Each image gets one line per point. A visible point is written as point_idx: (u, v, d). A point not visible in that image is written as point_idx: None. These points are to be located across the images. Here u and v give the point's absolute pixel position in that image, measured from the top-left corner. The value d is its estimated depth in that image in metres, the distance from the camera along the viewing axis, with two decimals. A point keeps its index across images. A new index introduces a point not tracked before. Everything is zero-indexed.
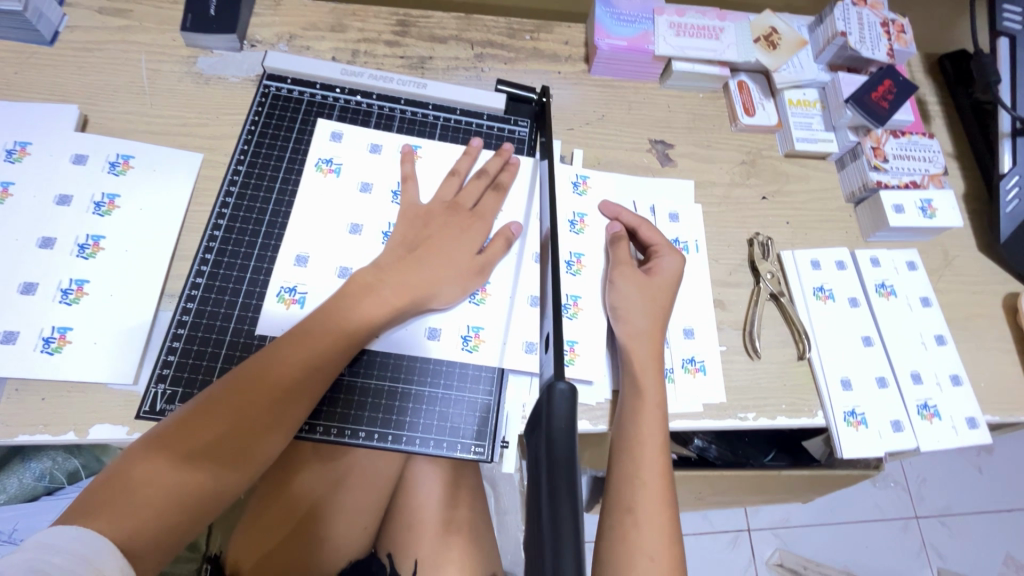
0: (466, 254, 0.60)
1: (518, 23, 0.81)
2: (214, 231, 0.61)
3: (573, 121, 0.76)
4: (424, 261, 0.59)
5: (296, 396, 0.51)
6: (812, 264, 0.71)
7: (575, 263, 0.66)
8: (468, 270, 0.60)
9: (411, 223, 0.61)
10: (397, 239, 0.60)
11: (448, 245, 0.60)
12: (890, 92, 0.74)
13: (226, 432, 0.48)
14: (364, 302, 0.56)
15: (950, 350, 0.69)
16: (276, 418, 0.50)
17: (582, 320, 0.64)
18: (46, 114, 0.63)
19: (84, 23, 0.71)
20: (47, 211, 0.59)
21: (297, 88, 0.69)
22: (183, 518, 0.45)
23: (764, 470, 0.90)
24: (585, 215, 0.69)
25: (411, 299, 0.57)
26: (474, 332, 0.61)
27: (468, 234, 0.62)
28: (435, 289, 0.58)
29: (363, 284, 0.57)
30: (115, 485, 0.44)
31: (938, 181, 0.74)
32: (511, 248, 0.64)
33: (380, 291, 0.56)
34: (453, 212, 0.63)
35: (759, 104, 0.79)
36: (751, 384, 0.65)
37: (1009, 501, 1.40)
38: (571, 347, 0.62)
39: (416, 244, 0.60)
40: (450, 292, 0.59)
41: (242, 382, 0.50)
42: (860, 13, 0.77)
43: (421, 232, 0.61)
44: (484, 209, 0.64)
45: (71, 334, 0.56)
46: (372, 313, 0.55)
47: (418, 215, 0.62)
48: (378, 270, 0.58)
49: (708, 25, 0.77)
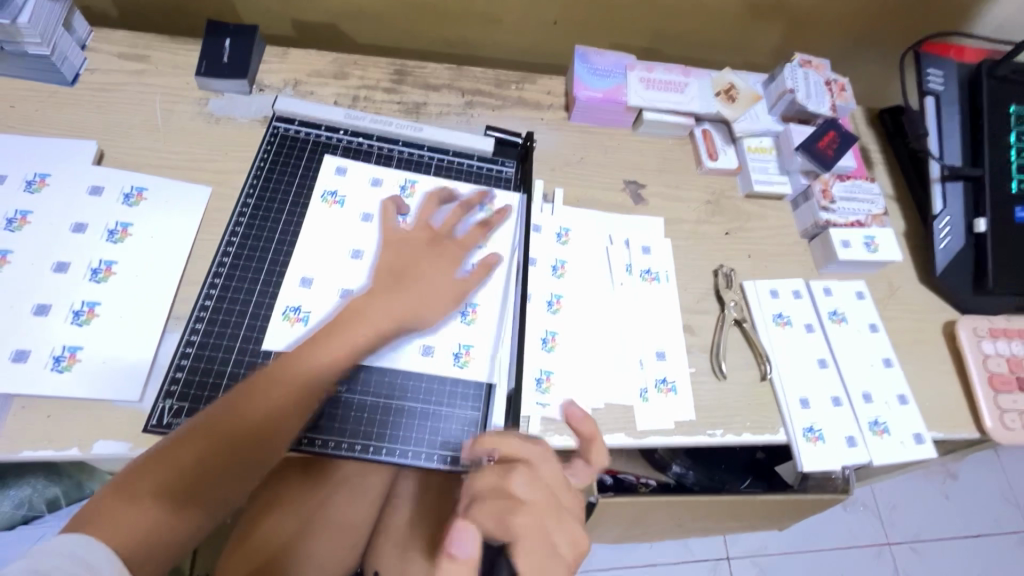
0: (452, 280, 0.63)
1: (505, 74, 0.89)
2: (223, 258, 0.66)
3: (554, 162, 0.83)
4: (412, 289, 0.61)
5: (282, 420, 0.55)
6: (771, 293, 0.78)
7: (554, 303, 0.72)
8: (452, 296, 0.63)
9: (395, 252, 0.64)
10: (388, 267, 0.62)
11: (432, 275, 0.63)
12: (835, 142, 0.83)
13: (224, 446, 0.51)
14: (359, 326, 0.58)
15: (897, 371, 0.76)
16: (264, 439, 0.53)
17: (559, 355, 0.69)
18: (66, 149, 0.68)
19: (104, 66, 0.77)
20: (62, 237, 0.63)
21: (303, 129, 0.75)
22: (174, 533, 0.47)
23: (739, 496, 0.95)
24: (565, 262, 0.75)
25: (399, 324, 0.60)
26: (464, 350, 0.66)
27: (449, 259, 0.64)
28: (423, 314, 0.61)
29: (356, 311, 0.59)
30: (113, 503, 0.46)
31: (880, 220, 0.83)
32: (490, 274, 0.68)
33: (373, 317, 0.59)
34: (432, 238, 0.66)
35: (722, 150, 0.87)
36: (719, 403, 0.71)
37: (975, 526, 1.46)
38: (547, 377, 0.67)
39: (403, 272, 0.62)
40: (438, 316, 0.62)
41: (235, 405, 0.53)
42: (806, 73, 0.87)
43: (407, 261, 0.63)
44: (465, 237, 0.67)
45: (81, 352, 0.59)
46: (358, 340, 0.58)
47: (397, 246, 0.64)
48: (371, 298, 0.60)
49: (674, 80, 0.86)
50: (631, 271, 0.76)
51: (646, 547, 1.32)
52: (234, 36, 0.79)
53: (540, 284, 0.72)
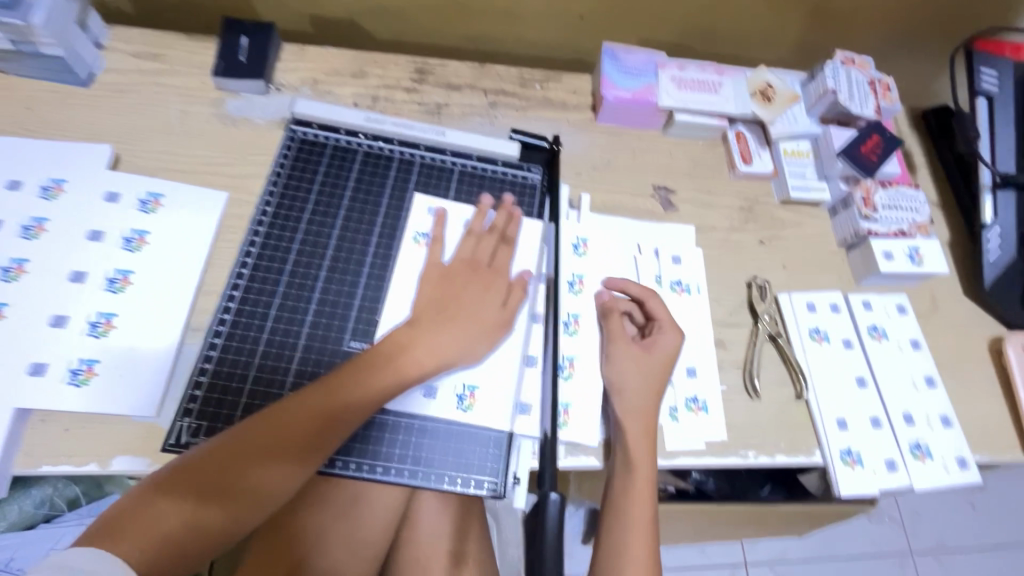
0: (492, 311, 0.63)
1: (529, 73, 0.86)
2: (241, 270, 0.64)
3: (580, 166, 0.80)
4: (452, 325, 0.61)
5: (311, 439, 0.53)
6: (808, 307, 0.75)
7: (571, 323, 0.69)
8: (491, 325, 0.63)
9: (438, 283, 0.64)
10: (431, 298, 0.63)
11: (474, 306, 0.63)
12: (878, 147, 0.78)
13: (260, 454, 0.51)
14: (402, 362, 0.58)
15: (940, 391, 0.73)
16: (293, 455, 0.52)
17: (577, 381, 0.66)
18: (81, 154, 0.67)
19: (119, 66, 0.75)
20: (79, 246, 0.62)
21: (322, 133, 0.73)
22: (197, 537, 0.47)
23: (761, 505, 0.92)
24: (582, 276, 0.71)
25: (440, 362, 0.59)
26: (469, 391, 0.62)
27: (491, 291, 0.64)
28: (463, 350, 0.61)
29: (398, 343, 0.59)
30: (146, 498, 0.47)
31: (924, 230, 0.78)
32: (526, 296, 0.67)
33: (415, 352, 0.59)
34: (474, 270, 0.65)
35: (756, 154, 0.83)
36: (751, 422, 0.68)
37: (1003, 538, 1.41)
38: (564, 410, 0.64)
39: (446, 305, 0.62)
40: (477, 352, 0.61)
41: (280, 414, 0.53)
42: (849, 72, 0.82)
43: (449, 293, 0.63)
44: (499, 265, 0.67)
45: (98, 366, 0.57)
46: (394, 369, 0.57)
47: (442, 274, 0.65)
48: (414, 332, 0.60)
49: (707, 79, 0.82)
50: (661, 283, 0.73)
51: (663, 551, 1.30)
52: (251, 34, 0.76)
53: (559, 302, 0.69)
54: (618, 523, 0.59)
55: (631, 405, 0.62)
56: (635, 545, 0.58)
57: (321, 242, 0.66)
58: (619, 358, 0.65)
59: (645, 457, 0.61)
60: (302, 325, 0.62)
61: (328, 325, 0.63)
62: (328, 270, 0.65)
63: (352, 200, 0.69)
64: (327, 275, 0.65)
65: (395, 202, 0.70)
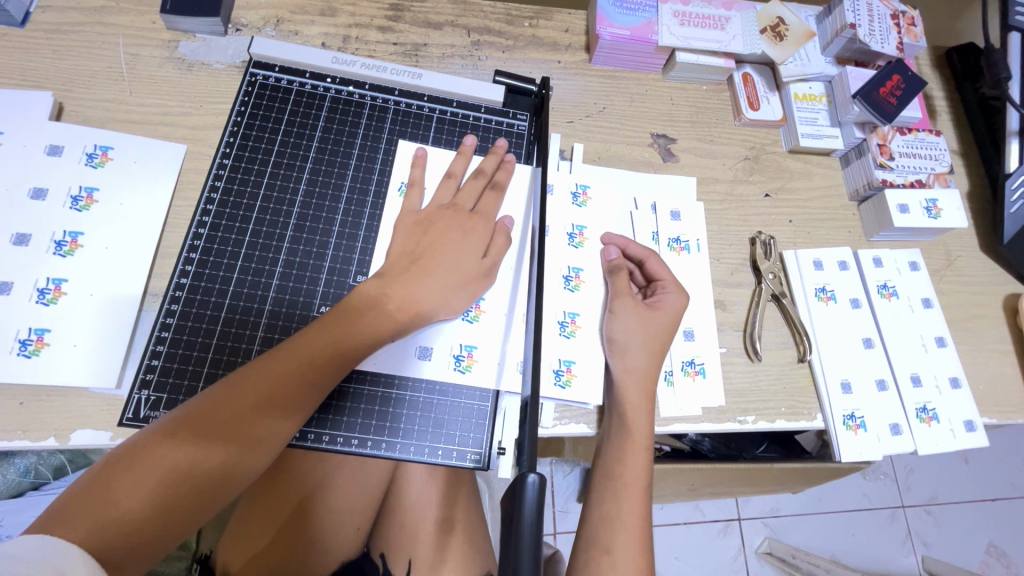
0: (472, 261, 0.58)
1: (517, 8, 0.78)
2: (198, 229, 0.58)
3: (573, 113, 0.73)
4: (426, 276, 0.56)
5: (297, 388, 0.49)
6: (815, 264, 0.70)
7: (573, 278, 0.64)
8: (474, 277, 0.58)
9: (410, 232, 0.59)
10: (402, 249, 0.58)
11: (454, 255, 0.58)
12: (898, 88, 0.72)
13: (229, 421, 0.47)
14: (369, 318, 0.53)
15: (950, 352, 0.69)
16: (280, 406, 0.49)
17: (580, 339, 0.62)
18: (19, 103, 0.60)
19: (58, 3, 0.67)
20: (21, 205, 0.56)
21: (285, 77, 0.66)
22: (168, 514, 0.43)
23: (757, 463, 0.90)
24: (584, 228, 0.66)
25: (416, 315, 0.55)
26: (466, 352, 0.58)
27: (471, 239, 0.59)
28: (443, 303, 0.56)
29: (369, 298, 0.54)
30: (106, 479, 0.42)
31: (943, 180, 0.73)
32: (511, 243, 0.62)
33: (387, 308, 0.54)
34: (453, 213, 0.60)
35: (764, 98, 0.76)
36: (751, 387, 0.65)
37: (994, 491, 1.42)
38: (568, 367, 0.60)
39: (417, 256, 0.57)
40: (459, 306, 0.57)
41: (248, 379, 0.49)
42: (870, 4, 0.74)
43: (420, 242, 0.58)
44: (485, 211, 0.61)
45: (48, 336, 0.53)
46: (375, 320, 0.53)
47: (417, 221, 0.60)
48: (384, 286, 0.55)
49: (713, 14, 0.74)
50: (658, 240, 0.68)
51: (657, 507, 1.31)
52: None
53: (556, 256, 0.64)
54: (612, 491, 0.56)
55: (632, 365, 0.59)
56: (627, 513, 0.55)
57: (286, 198, 0.61)
58: (623, 313, 0.60)
59: (640, 427, 0.57)
60: (266, 290, 0.57)
61: (295, 289, 0.58)
62: (296, 226, 0.60)
63: (318, 153, 0.63)
64: (293, 234, 0.60)
65: (366, 154, 0.64)
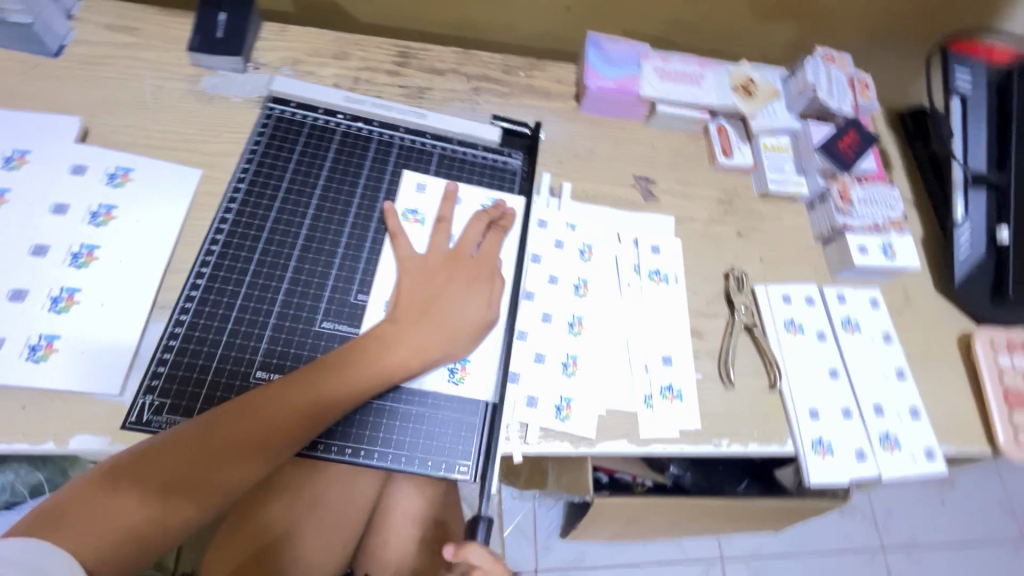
0: (477, 311, 0.62)
1: (514, 60, 0.85)
2: (211, 247, 0.62)
3: (562, 154, 0.80)
4: (437, 321, 0.60)
5: (282, 443, 0.52)
6: (783, 298, 0.76)
7: (576, 324, 0.68)
8: (482, 323, 0.62)
9: (418, 278, 0.63)
10: (412, 296, 0.61)
11: (460, 303, 0.62)
12: (856, 144, 0.80)
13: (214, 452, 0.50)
14: (381, 355, 0.57)
15: (910, 384, 0.74)
16: (256, 456, 0.52)
17: (580, 379, 0.65)
18: (48, 125, 0.65)
19: (92, 38, 0.73)
20: (42, 218, 0.60)
21: (300, 111, 0.72)
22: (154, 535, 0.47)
23: (738, 498, 0.92)
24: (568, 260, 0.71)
25: (423, 358, 0.59)
26: (460, 364, 0.63)
27: (478, 288, 0.64)
28: (449, 345, 0.60)
29: (383, 339, 0.58)
30: (91, 499, 0.46)
31: (899, 226, 0.79)
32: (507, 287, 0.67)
33: (396, 348, 0.58)
34: (455, 262, 0.64)
35: (737, 147, 0.84)
36: (725, 411, 0.68)
37: (971, 535, 1.44)
38: (567, 404, 0.64)
39: (429, 303, 0.61)
40: (462, 348, 0.61)
41: (237, 415, 0.52)
42: (828, 69, 0.83)
43: (431, 290, 0.62)
44: (487, 254, 0.66)
45: (58, 342, 0.56)
46: (373, 367, 0.56)
47: (423, 267, 0.63)
48: (394, 329, 0.59)
49: (689, 71, 0.83)
50: (639, 272, 0.73)
51: (640, 547, 1.31)
52: (230, 11, 0.75)
53: (562, 304, 0.69)
54: None
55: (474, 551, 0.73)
56: None
57: (296, 222, 0.65)
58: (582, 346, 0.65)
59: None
60: (273, 304, 0.61)
61: (300, 305, 0.61)
62: (305, 246, 0.64)
63: (327, 181, 0.68)
64: (301, 254, 0.64)
65: (372, 184, 0.69)
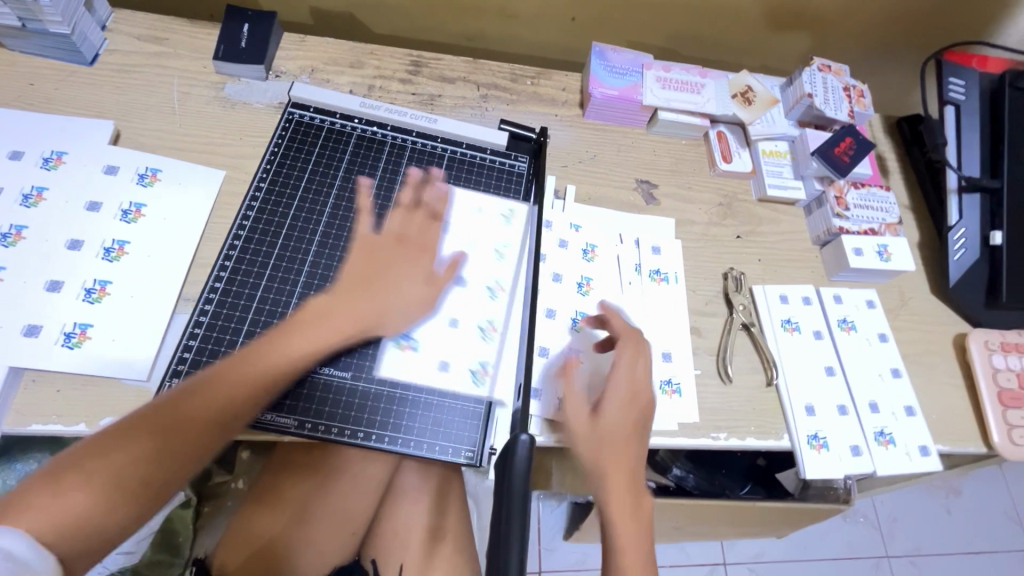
0: (419, 280, 0.62)
1: (521, 69, 0.89)
2: (233, 241, 0.66)
3: (567, 159, 0.83)
4: (380, 293, 0.59)
5: (246, 415, 0.52)
6: (781, 298, 0.78)
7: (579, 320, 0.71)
8: (423, 294, 0.62)
9: (360, 252, 0.61)
10: (353, 268, 0.60)
11: (403, 276, 0.61)
12: (851, 148, 0.82)
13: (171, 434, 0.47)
14: (320, 328, 0.56)
15: (904, 382, 0.76)
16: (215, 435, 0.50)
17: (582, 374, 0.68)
18: (83, 128, 0.69)
19: (124, 47, 0.77)
20: (76, 214, 0.64)
21: (318, 116, 0.76)
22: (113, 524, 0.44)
23: (741, 502, 0.93)
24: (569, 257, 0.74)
25: (363, 326, 0.58)
26: (479, 367, 0.64)
27: (425, 260, 0.63)
28: (389, 316, 0.60)
29: (317, 311, 0.57)
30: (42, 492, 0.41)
31: (894, 229, 0.82)
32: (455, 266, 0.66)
33: (336, 319, 0.57)
34: (401, 237, 0.63)
35: (736, 152, 0.87)
36: (723, 406, 0.71)
37: (976, 544, 1.44)
38: None
39: (371, 275, 0.60)
40: (403, 321, 0.61)
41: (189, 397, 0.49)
42: (825, 78, 0.86)
43: (372, 262, 0.60)
44: (429, 234, 0.65)
45: (91, 330, 0.59)
46: (322, 338, 0.56)
47: (367, 242, 0.62)
48: (334, 302, 0.58)
49: (691, 80, 0.85)
50: (640, 272, 0.76)
51: None
52: (253, 22, 0.79)
53: (565, 301, 0.71)
54: None
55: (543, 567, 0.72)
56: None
57: (312, 220, 0.69)
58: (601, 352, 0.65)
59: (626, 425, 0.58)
60: (290, 296, 0.64)
61: (315, 298, 0.65)
62: (321, 243, 0.68)
63: (343, 182, 0.72)
64: (317, 250, 0.67)
65: (385, 184, 0.73)
